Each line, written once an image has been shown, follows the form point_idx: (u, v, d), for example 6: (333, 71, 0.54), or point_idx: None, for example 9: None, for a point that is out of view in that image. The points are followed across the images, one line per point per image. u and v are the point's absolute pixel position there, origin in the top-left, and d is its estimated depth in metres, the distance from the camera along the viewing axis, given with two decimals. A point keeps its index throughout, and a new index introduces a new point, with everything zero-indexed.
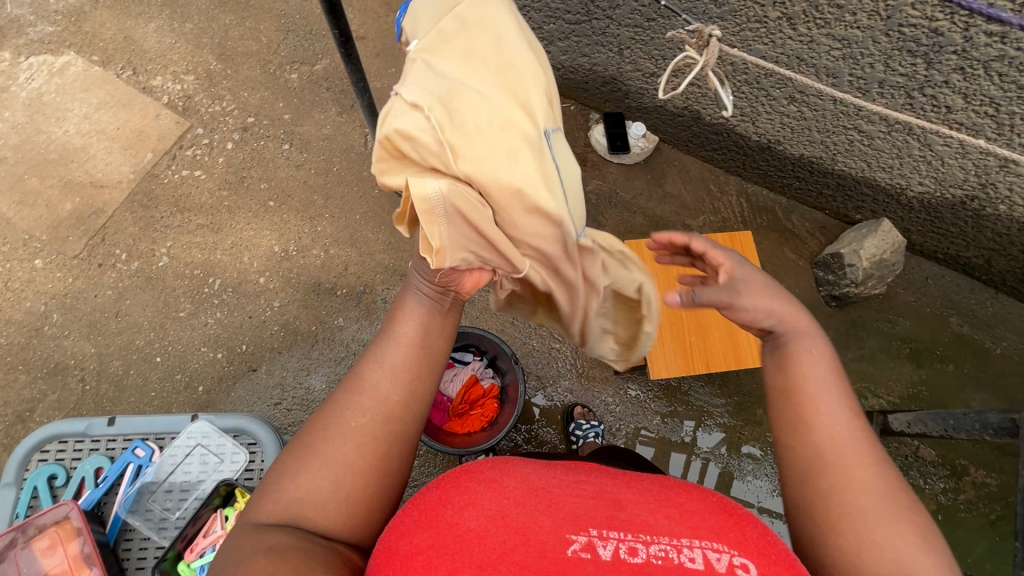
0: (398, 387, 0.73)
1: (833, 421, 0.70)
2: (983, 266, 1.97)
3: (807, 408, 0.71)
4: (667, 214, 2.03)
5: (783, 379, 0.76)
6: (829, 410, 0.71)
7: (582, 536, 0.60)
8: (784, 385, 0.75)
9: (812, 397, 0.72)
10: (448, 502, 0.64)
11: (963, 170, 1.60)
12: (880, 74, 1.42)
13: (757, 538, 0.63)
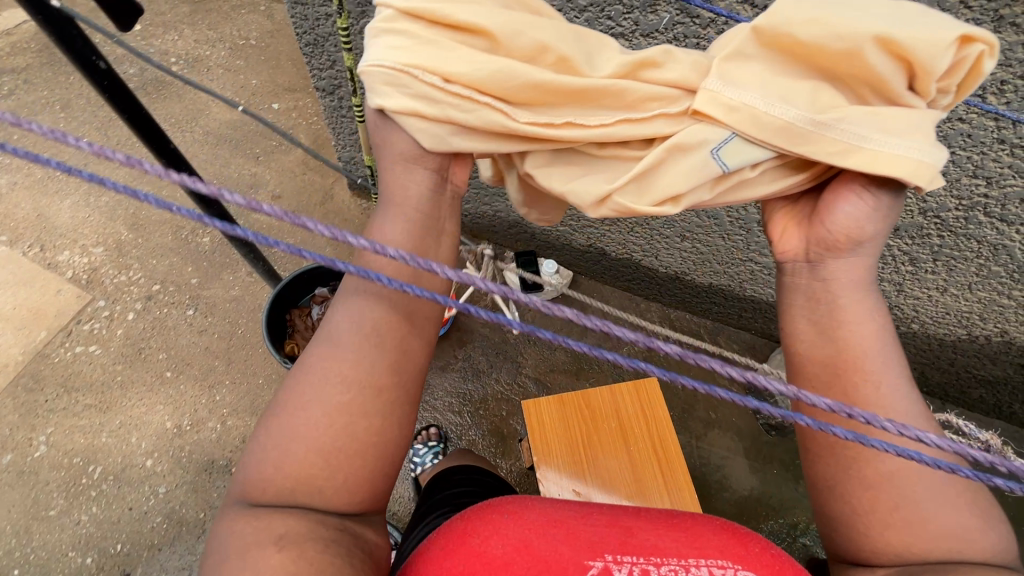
0: (390, 339, 0.66)
1: (894, 442, 0.65)
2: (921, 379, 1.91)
3: (864, 431, 0.66)
4: (590, 346, 1.97)
5: (839, 398, 0.68)
6: (891, 434, 0.65)
7: (599, 562, 0.61)
8: (837, 407, 0.68)
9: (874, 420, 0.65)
10: (473, 533, 0.63)
11: None
12: (752, 214, 1.47)
13: (759, 552, 0.61)
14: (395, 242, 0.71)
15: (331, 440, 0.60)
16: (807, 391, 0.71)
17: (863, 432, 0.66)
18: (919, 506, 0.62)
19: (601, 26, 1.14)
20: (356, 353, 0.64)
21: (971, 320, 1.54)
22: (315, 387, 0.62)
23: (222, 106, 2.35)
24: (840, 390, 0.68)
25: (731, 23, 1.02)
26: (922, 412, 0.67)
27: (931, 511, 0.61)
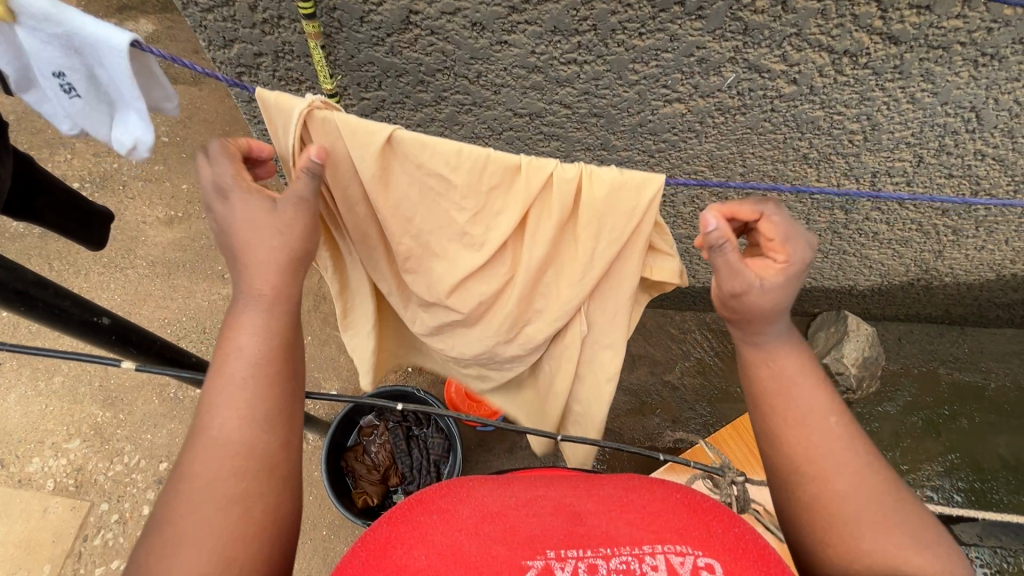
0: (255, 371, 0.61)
1: (812, 417, 0.65)
2: (944, 314, 2.02)
3: (779, 400, 0.67)
4: (644, 378, 1.92)
5: (749, 380, 0.70)
6: (806, 405, 0.66)
7: (540, 561, 0.50)
8: (752, 390, 0.69)
9: (784, 407, 0.66)
10: (398, 542, 0.52)
11: (904, 265, 1.65)
12: (800, 224, 1.44)
13: (723, 534, 0.54)
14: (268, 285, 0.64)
15: (240, 480, 0.56)
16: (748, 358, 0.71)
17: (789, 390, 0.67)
18: (831, 482, 0.62)
19: (657, 97, 0.99)
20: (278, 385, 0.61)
21: (1002, 262, 1.63)
22: (217, 433, 0.58)
23: (156, 225, 1.96)
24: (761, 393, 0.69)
25: (806, 71, 0.93)
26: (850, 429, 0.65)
27: (841, 483, 0.62)
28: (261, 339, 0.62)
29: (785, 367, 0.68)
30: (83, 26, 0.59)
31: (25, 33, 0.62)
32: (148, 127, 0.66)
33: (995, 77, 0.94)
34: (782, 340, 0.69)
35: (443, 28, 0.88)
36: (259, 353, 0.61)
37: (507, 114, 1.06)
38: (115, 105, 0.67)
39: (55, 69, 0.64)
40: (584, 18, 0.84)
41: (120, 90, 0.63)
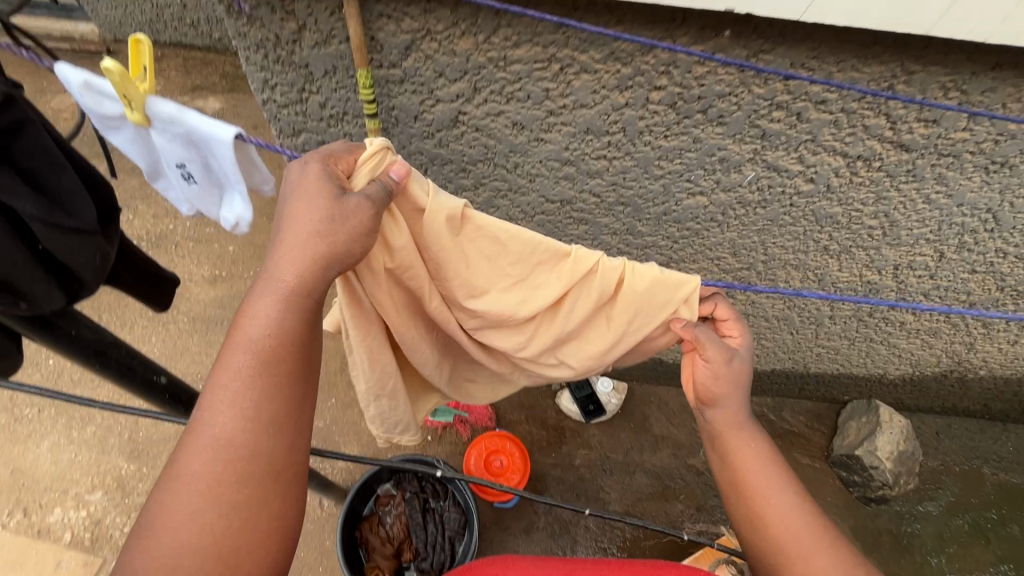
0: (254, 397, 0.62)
1: (782, 510, 0.76)
2: (983, 409, 1.94)
3: (757, 500, 0.78)
4: (667, 460, 1.87)
5: (729, 473, 0.82)
6: (777, 500, 0.77)
7: None
8: (732, 480, 0.81)
9: (762, 494, 0.78)
10: None
11: (936, 356, 1.62)
12: (824, 310, 1.46)
13: None
14: (291, 283, 0.65)
15: (222, 449, 0.60)
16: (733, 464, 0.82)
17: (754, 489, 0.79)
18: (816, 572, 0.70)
19: (681, 189, 1.06)
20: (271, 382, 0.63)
21: None
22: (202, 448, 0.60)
23: (202, 283, 2.07)
24: (739, 496, 0.80)
25: (823, 171, 0.99)
26: (812, 511, 0.76)
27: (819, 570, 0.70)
28: (270, 332, 0.64)
29: (753, 456, 0.81)
30: (200, 130, 0.65)
31: (155, 132, 0.69)
32: (250, 210, 0.73)
33: (1008, 183, 0.99)
34: (747, 433, 0.82)
35: (487, 126, 0.98)
36: (265, 346, 0.64)
37: (540, 199, 1.14)
38: (223, 187, 0.73)
39: (176, 161, 0.72)
40: (614, 121, 0.93)
41: (229, 179, 0.69)
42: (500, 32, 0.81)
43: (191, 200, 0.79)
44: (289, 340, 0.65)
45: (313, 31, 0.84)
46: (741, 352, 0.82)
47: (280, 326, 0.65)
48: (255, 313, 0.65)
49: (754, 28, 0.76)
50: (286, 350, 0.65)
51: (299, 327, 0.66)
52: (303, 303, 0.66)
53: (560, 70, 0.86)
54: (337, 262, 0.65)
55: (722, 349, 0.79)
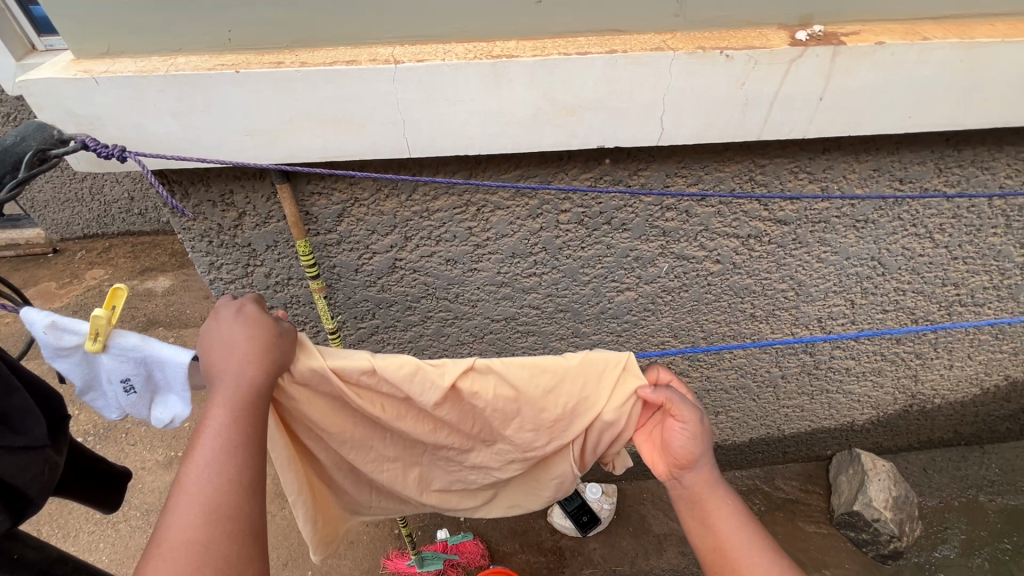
0: (224, 485, 0.60)
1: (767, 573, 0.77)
2: (956, 436, 1.99)
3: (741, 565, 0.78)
4: (675, 560, 1.76)
5: (710, 540, 0.82)
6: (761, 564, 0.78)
7: None
8: (715, 545, 0.81)
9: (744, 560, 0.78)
10: None
11: (890, 393, 1.69)
12: (774, 371, 1.53)
13: None
14: (234, 426, 0.63)
15: None
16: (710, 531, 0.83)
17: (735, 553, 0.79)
18: None
19: (610, 289, 1.16)
20: (233, 525, 0.58)
21: (978, 377, 1.69)
22: (175, 553, 0.55)
23: (155, 469, 1.94)
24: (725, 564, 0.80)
25: (725, 253, 1.12)
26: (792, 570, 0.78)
27: None
28: (222, 472, 0.60)
29: (730, 523, 0.82)
30: (166, 355, 0.71)
31: (107, 357, 0.71)
32: (188, 411, 0.75)
33: (877, 234, 1.15)
34: (720, 495, 0.84)
35: (424, 266, 1.07)
36: (233, 435, 0.63)
37: (486, 320, 1.21)
38: (163, 393, 0.75)
39: (121, 377, 0.72)
40: (535, 244, 1.05)
41: (175, 387, 0.73)
42: (419, 190, 0.94)
43: (118, 411, 0.77)
44: (245, 477, 0.61)
45: (252, 214, 0.94)
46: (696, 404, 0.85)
47: (229, 464, 0.61)
48: (197, 456, 0.60)
49: (627, 154, 0.93)
50: (243, 487, 0.61)
51: (253, 468, 0.63)
52: (255, 433, 0.65)
53: (477, 211, 0.98)
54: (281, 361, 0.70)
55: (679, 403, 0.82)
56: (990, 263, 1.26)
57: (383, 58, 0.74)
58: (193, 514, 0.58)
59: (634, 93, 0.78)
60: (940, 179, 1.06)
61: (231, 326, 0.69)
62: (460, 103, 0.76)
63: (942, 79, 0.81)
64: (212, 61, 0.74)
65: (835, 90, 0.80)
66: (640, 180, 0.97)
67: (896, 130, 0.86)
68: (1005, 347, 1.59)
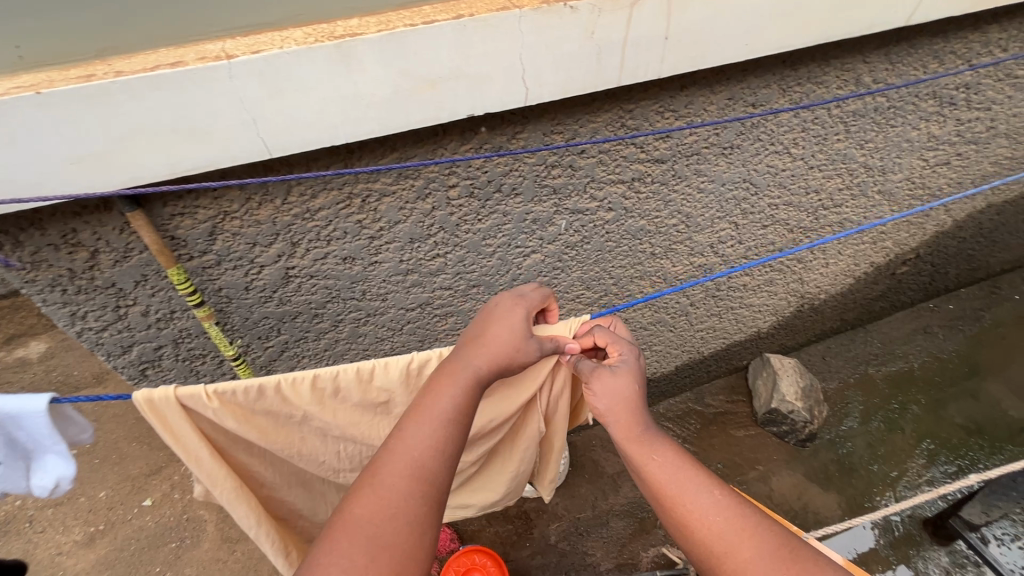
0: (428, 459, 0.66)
1: (703, 509, 0.70)
2: (843, 323, 2.26)
3: (678, 509, 0.72)
4: (632, 493, 1.88)
5: (648, 486, 0.76)
6: (696, 500, 0.71)
7: None
8: (652, 491, 0.75)
9: (678, 501, 0.72)
10: None
11: (784, 298, 1.88)
12: (683, 301, 1.64)
13: None
14: (463, 402, 0.72)
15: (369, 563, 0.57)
16: (652, 465, 0.76)
17: (669, 491, 0.73)
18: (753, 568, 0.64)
19: (516, 255, 1.18)
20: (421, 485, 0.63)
21: (850, 269, 1.92)
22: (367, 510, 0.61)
23: (74, 551, 1.73)
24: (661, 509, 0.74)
25: (615, 199, 1.17)
26: (727, 502, 0.71)
27: (750, 563, 0.65)
28: (416, 456, 0.65)
29: (666, 467, 0.75)
30: (17, 412, 0.62)
31: None
32: (73, 467, 0.68)
33: (744, 158, 1.24)
34: (640, 428, 0.79)
35: (320, 270, 1.02)
36: (443, 420, 0.69)
37: (401, 311, 1.18)
38: (32, 454, 0.67)
39: None
40: (430, 225, 1.03)
41: (45, 444, 0.65)
42: (294, 191, 0.88)
43: None
44: (435, 467, 0.65)
45: (108, 251, 0.84)
46: (620, 364, 0.84)
47: (430, 446, 0.66)
48: (415, 428, 0.68)
49: (501, 120, 0.92)
50: (438, 439, 0.67)
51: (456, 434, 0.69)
52: (465, 414, 0.71)
53: (363, 203, 0.94)
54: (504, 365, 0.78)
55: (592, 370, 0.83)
56: (840, 166, 1.42)
57: (212, 54, 0.68)
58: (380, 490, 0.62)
59: (491, 55, 0.77)
60: (785, 98, 1.16)
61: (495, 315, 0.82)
62: (311, 91, 0.72)
63: (766, 5, 0.87)
64: (4, 84, 0.64)
65: (677, 27, 0.84)
66: (519, 143, 0.98)
67: (737, 58, 0.93)
68: (865, 238, 1.81)
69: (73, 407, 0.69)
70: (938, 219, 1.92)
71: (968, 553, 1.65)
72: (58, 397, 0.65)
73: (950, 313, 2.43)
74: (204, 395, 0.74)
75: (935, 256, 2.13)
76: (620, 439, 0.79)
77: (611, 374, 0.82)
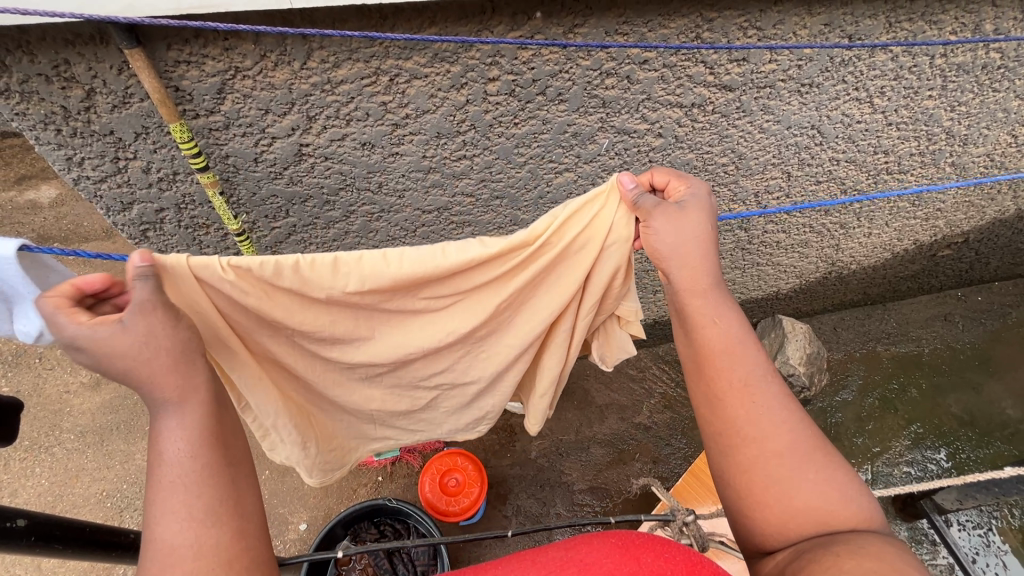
0: (201, 461, 0.55)
1: (753, 378, 0.67)
2: (864, 298, 2.18)
3: (718, 375, 0.68)
4: (616, 426, 1.92)
5: (693, 346, 0.71)
6: (747, 369, 0.67)
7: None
8: (697, 352, 0.70)
9: (726, 370, 0.67)
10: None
11: (814, 262, 1.79)
12: None
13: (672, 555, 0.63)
14: (197, 410, 0.58)
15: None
16: (705, 320, 0.71)
17: (722, 357, 0.68)
18: (786, 461, 0.61)
19: (548, 171, 1.08)
20: (196, 504, 0.53)
21: (892, 243, 1.81)
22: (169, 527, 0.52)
23: (81, 392, 1.81)
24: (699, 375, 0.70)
25: (667, 125, 1.05)
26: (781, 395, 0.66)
27: (787, 448, 0.62)
28: (189, 460, 0.55)
29: (725, 333, 0.70)
30: None
31: None
32: None
33: (820, 99, 1.10)
34: (705, 281, 0.73)
35: (335, 152, 0.93)
36: (195, 422, 0.57)
37: (416, 212, 1.11)
38: (11, 303, 0.65)
39: None
40: (461, 120, 0.93)
41: (19, 290, 0.63)
42: (315, 55, 0.78)
43: None
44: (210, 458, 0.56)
45: (105, 93, 0.76)
46: (689, 202, 0.75)
47: (195, 450, 0.56)
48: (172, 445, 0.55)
49: (561, 6, 0.79)
50: (202, 439, 0.57)
51: (205, 404, 0.59)
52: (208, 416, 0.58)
53: (390, 82, 0.83)
54: (183, 382, 0.58)
55: (658, 208, 0.74)
56: (920, 128, 1.27)
57: None
58: (168, 502, 0.53)
59: None
60: (888, 35, 1.00)
61: (122, 320, 0.56)
62: None
63: None
64: None
65: None
66: (576, 39, 0.85)
67: None
68: (919, 212, 1.68)
69: (51, 257, 0.67)
70: (1002, 205, 1.77)
71: (928, 531, 1.70)
72: (26, 245, 0.62)
73: (976, 306, 2.34)
74: (218, 266, 0.65)
75: (983, 244, 2.00)
76: (681, 284, 0.73)
77: (678, 211, 0.73)
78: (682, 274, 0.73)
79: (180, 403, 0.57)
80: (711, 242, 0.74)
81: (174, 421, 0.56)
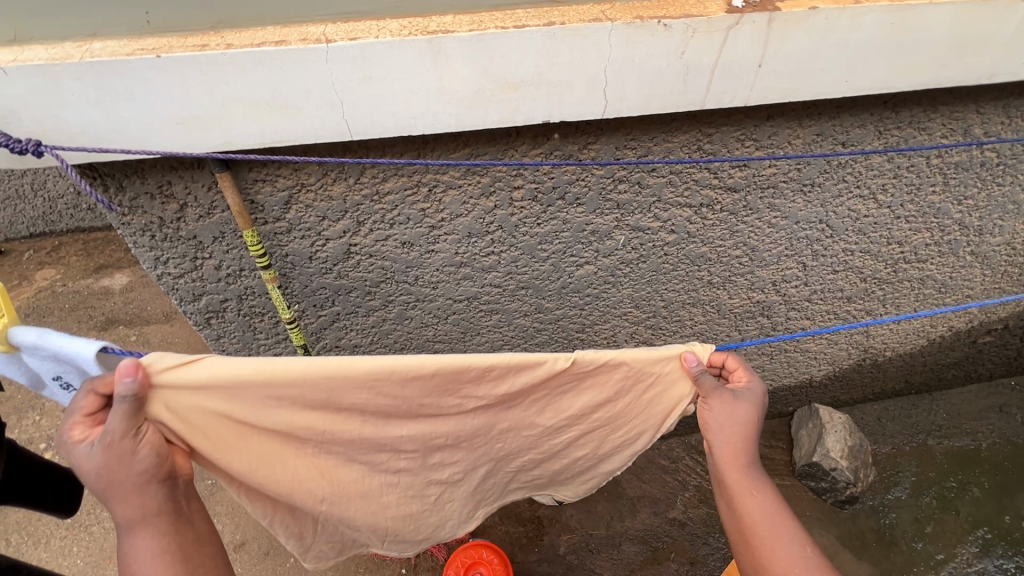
0: (162, 559, 0.68)
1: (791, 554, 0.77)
2: (907, 386, 2.10)
3: (762, 550, 0.79)
4: (649, 520, 1.84)
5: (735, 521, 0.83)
6: (782, 542, 0.78)
7: None
8: (739, 527, 0.83)
9: (767, 543, 0.79)
10: None
11: (845, 349, 1.77)
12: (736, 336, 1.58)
13: None
14: (156, 522, 0.69)
15: None
16: (746, 498, 0.82)
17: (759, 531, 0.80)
18: None
19: (570, 263, 1.17)
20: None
21: (926, 329, 1.78)
22: None
23: None
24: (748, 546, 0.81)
25: (679, 222, 1.14)
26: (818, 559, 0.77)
27: None
28: (154, 558, 0.68)
29: (762, 508, 0.81)
30: (70, 352, 0.69)
31: (28, 357, 0.72)
32: None
33: (824, 197, 1.18)
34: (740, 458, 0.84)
35: (379, 251, 1.05)
36: (153, 531, 0.68)
37: (448, 302, 1.21)
38: None
39: (53, 376, 0.75)
40: (490, 222, 1.05)
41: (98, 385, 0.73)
42: (367, 173, 0.92)
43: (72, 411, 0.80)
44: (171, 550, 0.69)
45: (194, 206, 0.91)
46: (745, 393, 0.85)
47: (157, 550, 0.68)
48: (138, 544, 0.68)
49: (576, 129, 0.92)
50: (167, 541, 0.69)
51: (158, 520, 0.69)
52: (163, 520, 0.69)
53: (429, 192, 0.97)
54: (136, 497, 0.68)
55: (719, 390, 0.84)
56: (931, 220, 1.32)
57: (314, 37, 0.72)
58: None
59: (576, 66, 0.77)
60: (880, 141, 1.09)
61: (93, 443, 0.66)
62: (396, 83, 0.75)
63: (874, 42, 0.82)
64: (131, 45, 0.70)
65: (772, 57, 0.81)
66: (590, 154, 0.97)
67: (834, 95, 0.88)
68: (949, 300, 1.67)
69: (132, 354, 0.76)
70: None
71: None
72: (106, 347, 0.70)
73: None
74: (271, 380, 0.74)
75: None
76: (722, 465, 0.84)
77: (733, 400, 0.84)
78: (721, 455, 0.84)
79: (137, 514, 0.68)
80: (754, 427, 0.85)
81: (133, 533, 0.68)
